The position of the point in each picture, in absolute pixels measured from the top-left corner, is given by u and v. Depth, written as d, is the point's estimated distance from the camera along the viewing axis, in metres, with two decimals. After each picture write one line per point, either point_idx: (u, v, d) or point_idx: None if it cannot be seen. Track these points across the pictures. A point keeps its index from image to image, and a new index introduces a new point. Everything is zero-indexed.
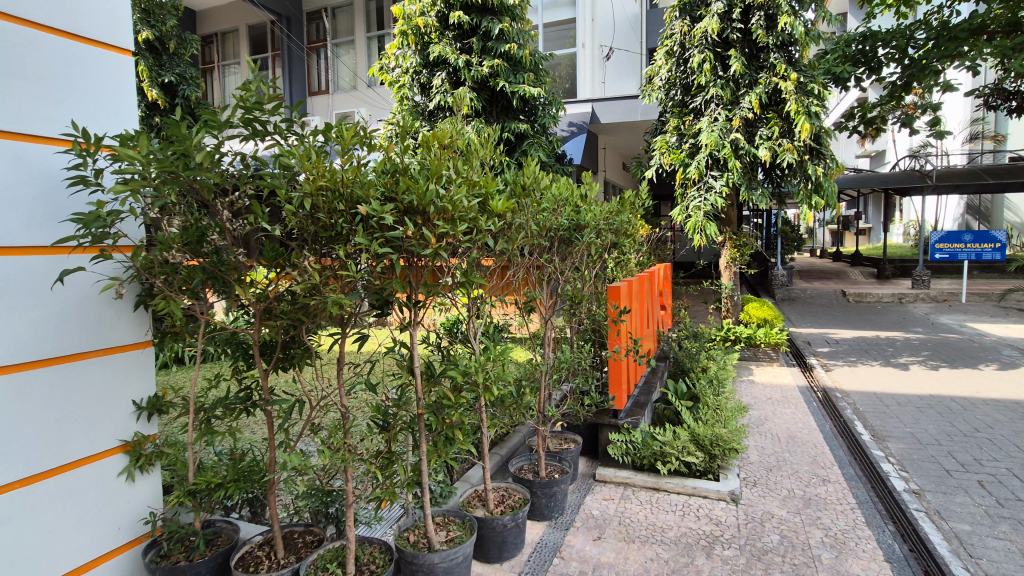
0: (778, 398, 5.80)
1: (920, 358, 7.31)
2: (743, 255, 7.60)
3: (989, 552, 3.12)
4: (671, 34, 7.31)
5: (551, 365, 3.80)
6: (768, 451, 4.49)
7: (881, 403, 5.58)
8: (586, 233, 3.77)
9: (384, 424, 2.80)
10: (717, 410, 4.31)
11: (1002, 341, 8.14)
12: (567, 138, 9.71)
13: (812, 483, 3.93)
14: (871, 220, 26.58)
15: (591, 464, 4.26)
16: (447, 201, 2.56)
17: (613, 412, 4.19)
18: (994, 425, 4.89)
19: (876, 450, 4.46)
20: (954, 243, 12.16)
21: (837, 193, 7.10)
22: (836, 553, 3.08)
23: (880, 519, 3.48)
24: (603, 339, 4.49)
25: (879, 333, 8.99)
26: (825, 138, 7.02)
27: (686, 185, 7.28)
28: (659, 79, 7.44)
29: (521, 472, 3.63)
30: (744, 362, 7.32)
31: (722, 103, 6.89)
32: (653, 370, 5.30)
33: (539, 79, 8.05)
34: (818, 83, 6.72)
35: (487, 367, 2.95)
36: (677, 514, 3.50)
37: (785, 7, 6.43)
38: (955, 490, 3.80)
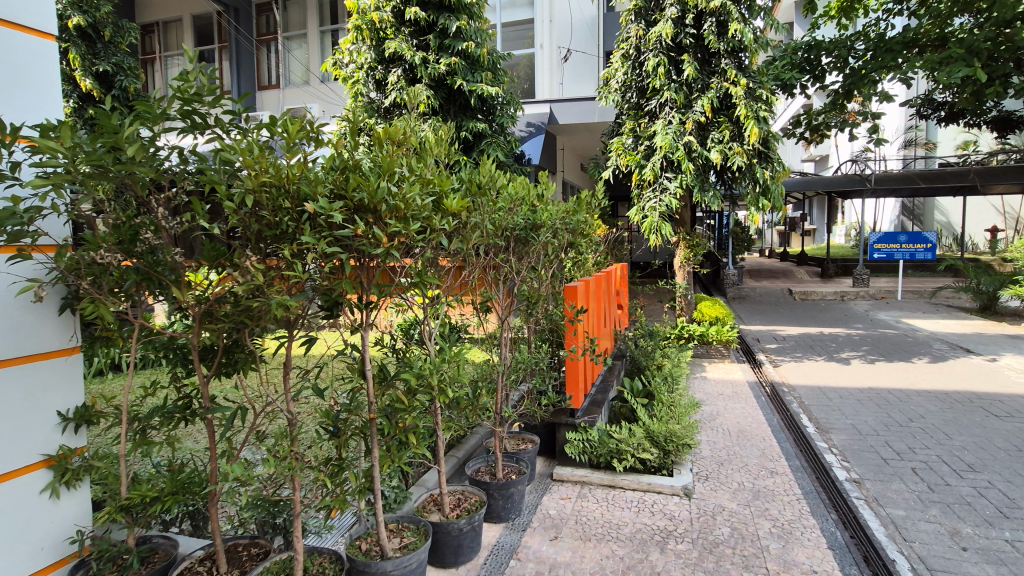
0: (729, 394, 5.98)
1: (860, 353, 7.70)
2: (696, 255, 7.80)
3: (922, 535, 3.30)
4: (626, 37, 7.42)
5: (509, 364, 3.78)
6: (720, 445, 4.61)
7: (825, 396, 5.83)
8: (543, 233, 3.75)
9: (334, 430, 2.70)
10: (672, 407, 4.41)
11: (934, 336, 8.68)
12: (526, 138, 9.73)
13: (761, 475, 4.06)
14: (816, 222, 27.88)
15: (549, 464, 4.25)
16: (400, 199, 2.52)
17: (570, 411, 4.20)
18: (926, 415, 5.19)
19: (820, 442, 4.65)
20: (891, 243, 12.84)
21: (783, 196, 7.37)
22: (783, 542, 3.18)
23: (823, 508, 3.64)
24: (561, 339, 4.50)
25: (824, 330, 9.42)
26: (773, 142, 7.28)
27: (643, 186, 7.39)
28: (616, 82, 7.55)
29: (478, 474, 3.58)
30: (698, 359, 7.52)
31: (676, 106, 7.04)
32: (610, 368, 5.35)
33: (497, 79, 8.03)
34: (766, 89, 6.98)
35: (443, 369, 2.91)
36: (633, 511, 3.54)
37: (735, 14, 6.64)
38: (891, 478, 4.01)
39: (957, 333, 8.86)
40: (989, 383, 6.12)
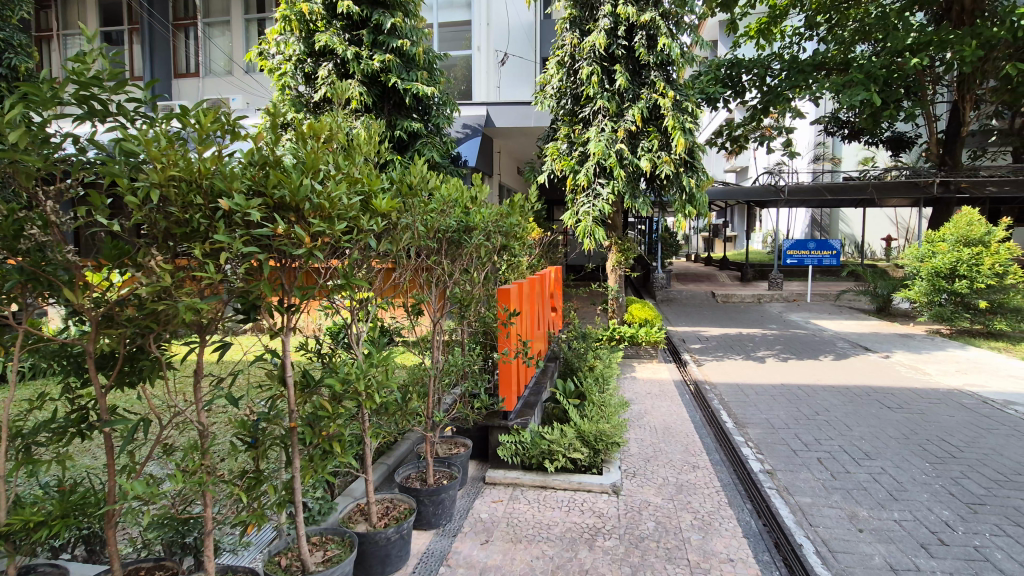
0: (657, 393, 6.22)
1: (774, 352, 8.26)
2: (627, 259, 8.06)
3: (825, 519, 3.57)
4: (562, 45, 7.58)
5: (440, 368, 3.72)
6: (647, 442, 4.78)
7: (743, 393, 6.19)
8: (476, 235, 3.72)
9: (251, 440, 2.55)
10: (602, 407, 4.53)
11: (838, 335, 9.46)
12: (462, 140, 9.70)
13: (684, 469, 4.25)
14: (737, 229, 29.65)
15: (481, 468, 4.23)
16: (324, 197, 2.42)
17: (503, 413, 4.20)
18: (830, 408, 5.63)
19: (738, 437, 4.93)
20: (801, 250, 13.87)
21: (708, 203, 7.73)
22: (703, 534, 3.34)
23: (740, 500, 3.85)
24: (494, 341, 4.49)
25: (743, 330, 10.02)
26: (698, 153, 7.65)
27: (577, 191, 7.54)
28: (552, 88, 7.69)
29: (408, 481, 3.51)
30: (628, 360, 7.75)
31: (609, 114, 7.25)
32: (543, 370, 5.41)
33: (433, 79, 7.93)
34: (691, 102, 7.34)
35: (370, 374, 2.81)
36: (563, 510, 3.59)
37: (664, 29, 6.93)
38: (799, 467, 4.32)
39: (857, 332, 9.74)
40: (882, 378, 6.75)
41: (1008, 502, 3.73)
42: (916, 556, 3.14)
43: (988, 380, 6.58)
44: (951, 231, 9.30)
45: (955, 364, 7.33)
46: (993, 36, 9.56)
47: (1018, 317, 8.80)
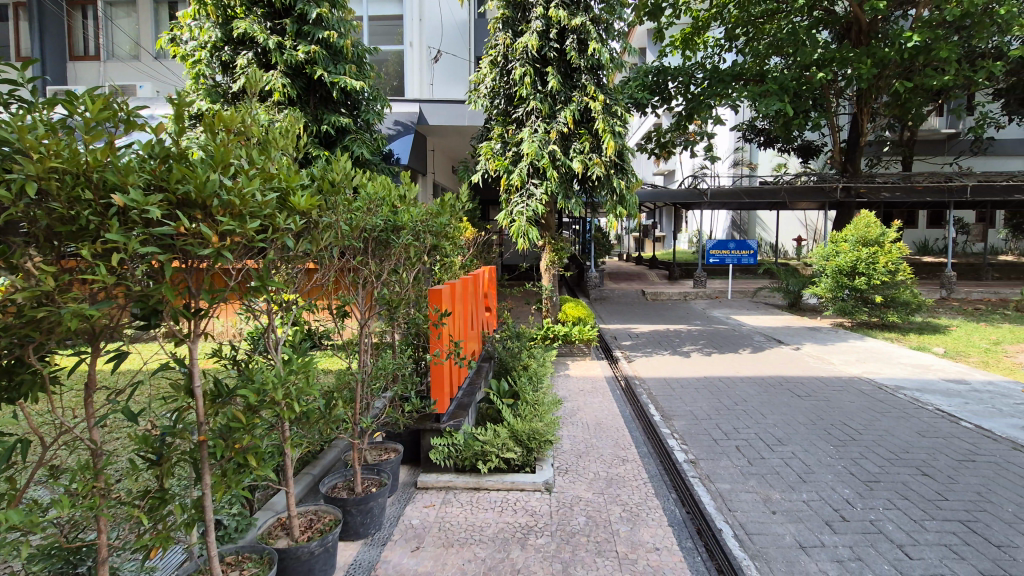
0: (589, 389, 6.37)
1: (698, 346, 8.69)
2: (561, 259, 8.19)
3: (742, 504, 3.77)
4: (495, 45, 7.58)
5: (368, 372, 3.60)
6: (579, 438, 4.87)
7: (669, 387, 6.45)
8: (404, 235, 3.61)
9: (155, 457, 2.34)
10: (536, 406, 4.57)
11: (755, 330, 10.10)
12: (394, 137, 9.53)
13: (614, 463, 4.36)
14: (665, 230, 30.99)
15: (413, 473, 4.13)
16: (235, 194, 2.26)
17: (435, 416, 4.12)
18: (748, 398, 5.98)
19: (664, 429, 5.13)
20: (723, 249, 14.67)
21: (637, 204, 7.96)
22: (631, 525, 3.44)
23: (665, 490, 4.00)
24: (425, 343, 4.40)
25: (670, 327, 10.47)
26: (627, 155, 7.87)
27: (511, 191, 7.56)
28: (485, 87, 7.67)
29: (334, 491, 3.38)
30: (562, 358, 7.88)
31: (542, 115, 7.33)
32: (477, 370, 5.38)
33: (362, 73, 7.68)
34: (620, 106, 7.57)
35: (289, 381, 2.66)
36: (496, 511, 3.58)
37: (594, 34, 7.09)
38: (719, 455, 4.55)
39: (772, 326, 10.44)
40: (794, 368, 7.26)
41: (898, 478, 4.11)
42: (821, 533, 3.39)
43: (883, 367, 7.24)
44: (852, 233, 10.15)
45: (855, 354, 8.02)
46: (885, 56, 10.55)
47: (907, 309, 9.76)
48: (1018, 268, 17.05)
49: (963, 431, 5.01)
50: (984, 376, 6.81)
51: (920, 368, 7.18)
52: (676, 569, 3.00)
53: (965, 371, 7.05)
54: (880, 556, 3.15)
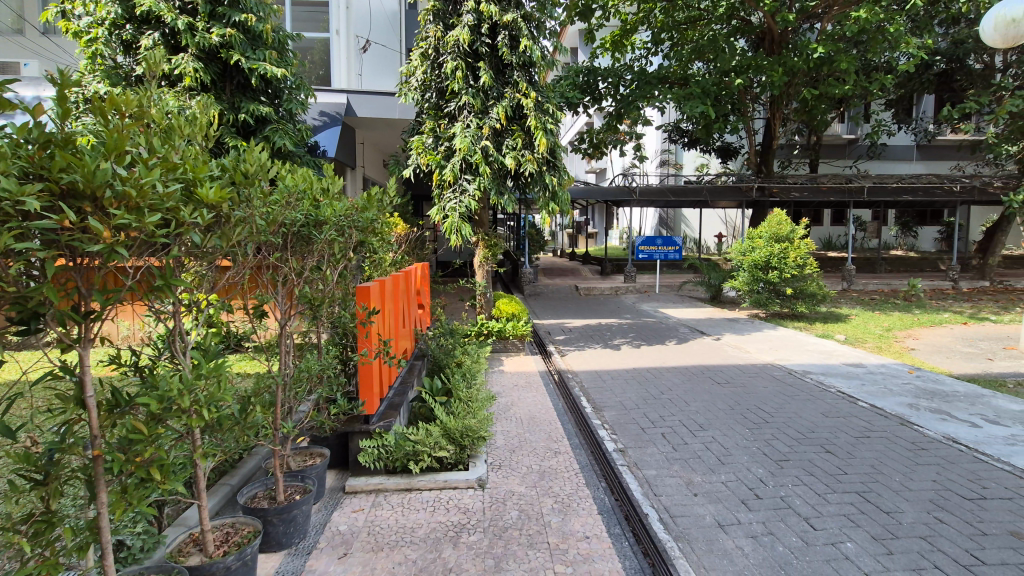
0: (523, 384, 6.42)
1: (628, 339, 8.99)
2: (494, 255, 8.17)
3: (667, 488, 3.94)
4: (426, 37, 7.45)
5: (290, 374, 3.42)
6: (512, 434, 4.89)
7: (600, 379, 6.63)
8: (327, 230, 3.42)
9: (40, 477, 2.09)
10: (469, 403, 4.54)
11: (681, 322, 10.60)
12: (319, 129, 9.21)
13: (547, 456, 4.43)
14: (598, 226, 31.84)
15: (341, 477, 3.99)
16: (131, 184, 2.05)
17: (364, 417, 3.98)
18: (673, 387, 6.26)
19: (595, 420, 5.26)
20: (651, 245, 15.23)
21: (569, 201, 8.05)
22: (562, 516, 3.50)
23: (595, 480, 4.11)
24: (351, 344, 4.23)
25: (601, 321, 10.77)
26: (559, 153, 7.94)
27: (443, 186, 7.47)
28: (415, 80, 7.51)
29: (253, 502, 3.21)
30: (496, 354, 7.89)
31: (474, 111, 7.27)
32: (409, 368, 5.27)
33: (284, 60, 7.26)
34: (551, 104, 7.65)
35: (197, 388, 2.46)
36: (427, 511, 3.53)
37: (525, 31, 7.10)
38: (647, 443, 4.73)
39: (695, 318, 11.00)
40: (716, 358, 7.66)
41: (805, 456, 4.45)
42: (738, 511, 3.61)
43: (793, 355, 7.81)
44: (766, 230, 10.84)
45: (770, 343, 8.60)
46: (794, 65, 11.34)
47: (813, 300, 10.58)
48: (907, 261, 18.94)
49: (860, 411, 5.51)
50: (878, 360, 7.51)
51: (825, 355, 7.80)
52: (604, 556, 3.09)
53: (862, 356, 7.74)
54: (788, 529, 3.40)
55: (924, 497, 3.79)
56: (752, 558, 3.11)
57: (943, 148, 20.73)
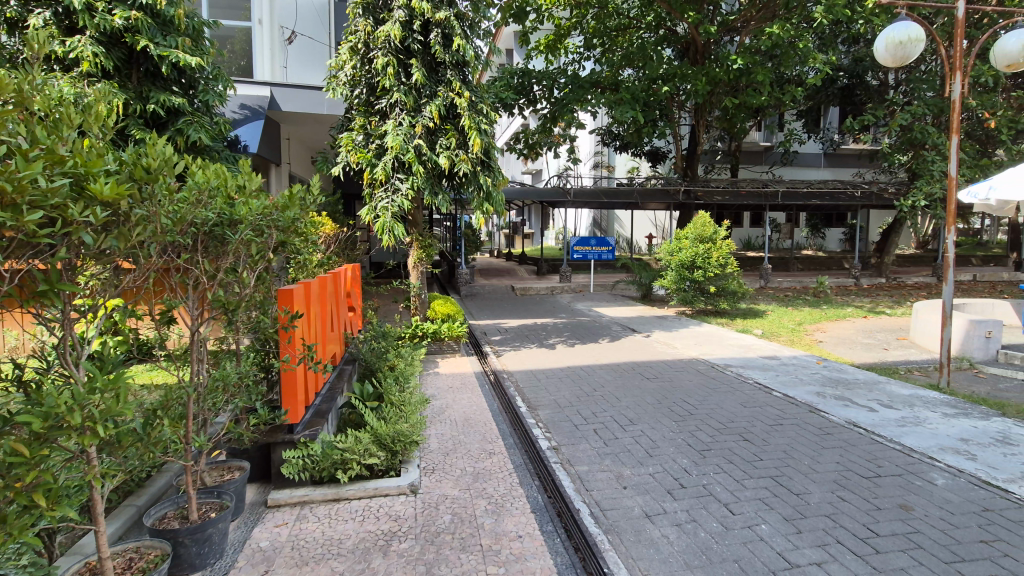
0: (458, 386, 6.38)
1: (563, 338, 9.16)
2: (429, 256, 8.06)
3: (598, 483, 4.04)
4: (355, 31, 7.23)
5: (204, 384, 3.22)
6: (446, 436, 4.85)
7: (535, 379, 6.70)
8: (242, 230, 3.17)
9: None
10: (401, 407, 4.44)
11: (613, 320, 10.92)
12: (239, 122, 8.67)
13: (482, 457, 4.41)
14: (533, 226, 32.20)
15: (263, 491, 3.80)
16: (7, 177, 1.84)
17: (287, 427, 3.80)
18: (605, 384, 6.42)
19: (529, 419, 5.31)
20: (585, 245, 15.56)
21: (504, 201, 8.04)
22: (495, 517, 3.49)
23: (529, 479, 4.14)
24: (272, 351, 4.01)
25: (536, 320, 10.91)
26: (494, 154, 7.92)
27: (374, 185, 7.29)
28: (344, 74, 7.26)
29: (162, 523, 2.98)
30: (431, 356, 7.78)
31: (406, 109, 7.13)
32: (338, 374, 5.08)
33: (199, 48, 6.77)
34: (485, 104, 7.63)
35: (91, 402, 2.24)
36: (356, 521, 3.41)
37: (458, 29, 7.04)
38: (579, 439, 4.83)
39: (627, 316, 11.38)
40: (646, 354, 7.95)
41: (726, 445, 4.70)
42: (663, 501, 3.76)
43: (716, 349, 8.24)
44: (691, 231, 11.38)
45: (695, 339, 9.04)
46: (716, 75, 12.00)
47: (734, 298, 11.24)
48: (816, 260, 20.53)
49: (774, 400, 5.89)
50: (790, 352, 8.08)
51: (744, 348, 8.29)
52: (537, 553, 3.11)
53: (777, 349, 8.29)
54: (710, 516, 3.57)
55: (829, 478, 4.12)
56: (677, 545, 3.25)
57: (846, 157, 22.66)
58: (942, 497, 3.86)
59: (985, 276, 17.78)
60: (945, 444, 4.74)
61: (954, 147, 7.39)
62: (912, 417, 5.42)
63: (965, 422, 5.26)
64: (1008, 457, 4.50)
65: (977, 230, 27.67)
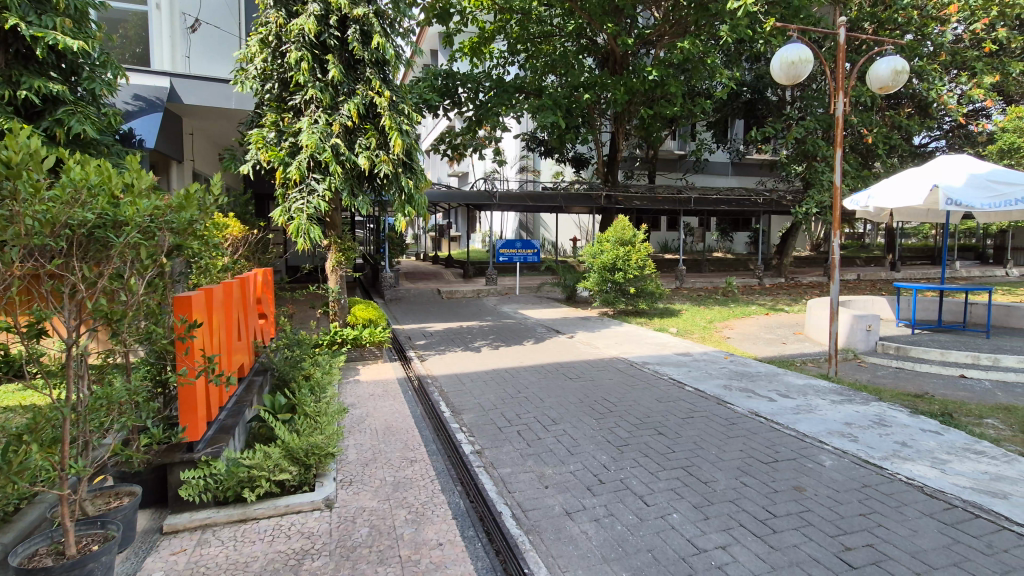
0: (379, 393, 6.20)
1: (488, 341, 9.17)
2: (348, 260, 7.77)
3: (520, 484, 4.07)
4: (265, 22, 6.87)
5: (84, 403, 2.89)
6: (365, 446, 4.69)
7: (460, 382, 6.64)
8: (127, 232, 2.85)
9: None
10: (316, 418, 4.25)
11: (538, 322, 11.10)
12: (132, 114, 7.95)
13: (403, 466, 4.31)
14: (460, 229, 32.08)
15: (158, 516, 3.49)
16: None
17: (186, 445, 3.51)
18: (529, 386, 6.49)
19: (453, 424, 5.26)
20: (511, 248, 15.68)
21: (427, 204, 7.90)
22: (415, 526, 3.42)
23: (451, 485, 4.10)
24: (167, 365, 3.68)
25: (462, 324, 10.84)
26: (416, 155, 7.77)
27: (288, 185, 6.94)
28: (253, 67, 6.86)
29: (31, 561, 2.64)
30: (352, 363, 7.49)
31: (322, 106, 6.85)
32: (247, 385, 4.77)
33: (83, 31, 6.09)
34: (407, 104, 7.46)
35: None
36: (265, 541, 3.21)
37: (377, 27, 6.85)
38: (502, 442, 4.85)
39: (551, 318, 11.60)
40: (569, 355, 8.14)
41: (642, 439, 4.92)
42: (583, 497, 3.85)
43: (635, 348, 8.61)
44: (612, 234, 11.81)
45: (616, 338, 9.37)
46: (634, 85, 12.53)
47: (652, 298, 11.78)
48: (725, 262, 21.98)
49: (686, 395, 6.23)
50: (701, 349, 8.59)
51: (660, 346, 8.72)
52: (457, 560, 3.08)
53: (690, 346, 8.79)
54: (626, 509, 3.71)
55: (734, 465, 4.41)
56: (595, 540, 3.34)
57: (750, 166, 24.53)
58: (829, 477, 4.26)
59: (866, 276, 19.87)
60: (832, 428, 5.24)
61: (840, 161, 8.13)
62: (805, 404, 5.93)
63: (849, 407, 5.84)
64: (883, 437, 5.04)
65: (860, 234, 30.96)
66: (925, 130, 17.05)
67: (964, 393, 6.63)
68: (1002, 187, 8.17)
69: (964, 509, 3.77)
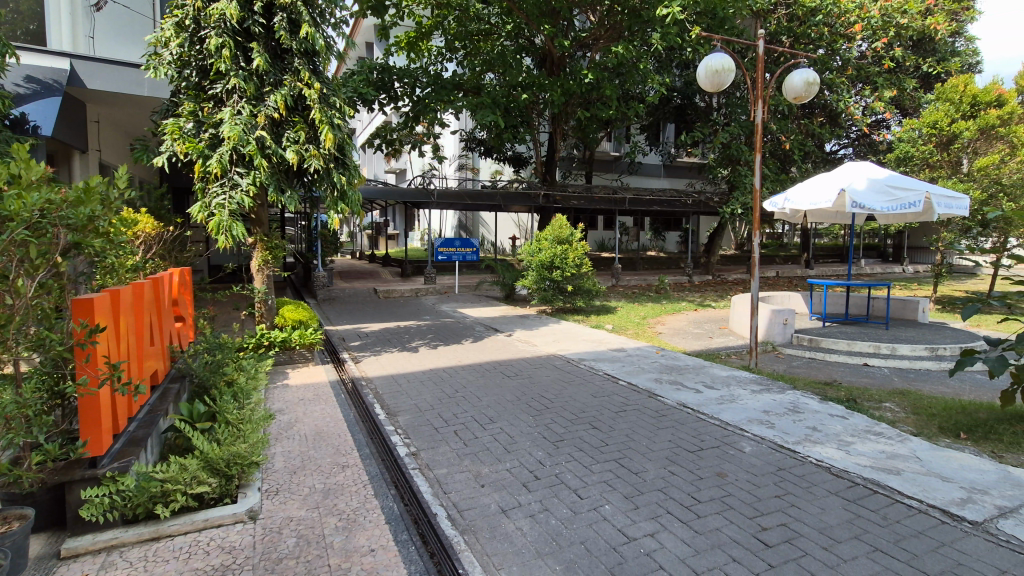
0: (310, 397, 5.96)
1: (426, 341, 9.05)
2: (276, 258, 7.41)
3: (456, 484, 4.05)
4: (181, 5, 6.43)
5: None
6: (294, 453, 4.50)
7: (395, 384, 6.52)
8: (11, 229, 2.59)
9: None
10: (239, 426, 4.03)
11: (477, 321, 11.09)
12: (24, 99, 7.25)
13: (334, 472, 4.17)
14: (398, 227, 31.51)
15: (55, 541, 3.18)
16: None
17: (89, 461, 3.22)
18: (466, 385, 6.46)
19: (388, 426, 5.16)
20: (450, 247, 15.54)
21: (360, 201, 7.67)
22: (346, 533, 3.32)
23: (384, 490, 4.02)
24: (66, 373, 3.37)
25: (399, 324, 10.65)
26: (349, 151, 7.51)
27: (208, 179, 6.53)
28: (168, 53, 6.42)
29: None
30: (280, 367, 7.16)
31: (246, 96, 6.50)
32: (161, 393, 4.45)
33: None
34: (339, 98, 7.18)
35: None
36: (180, 559, 3.01)
37: (306, 16, 6.55)
38: (439, 442, 4.80)
39: (491, 316, 11.62)
40: (507, 353, 8.18)
41: (577, 434, 5.02)
42: (518, 494, 3.89)
43: (571, 345, 8.79)
44: (550, 234, 11.98)
45: (553, 336, 9.53)
46: (571, 87, 12.75)
47: (589, 296, 12.08)
48: (658, 261, 22.88)
49: (619, 389, 6.43)
50: (635, 344, 8.90)
51: (596, 343, 8.94)
52: (389, 565, 3.02)
53: (624, 342, 9.08)
54: (561, 503, 3.78)
55: (662, 455, 4.60)
56: (530, 536, 3.38)
57: (680, 168, 25.68)
58: (748, 462, 4.53)
59: (784, 274, 21.32)
60: (752, 416, 5.57)
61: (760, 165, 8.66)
62: (728, 395, 6.28)
63: (767, 396, 6.24)
64: (796, 423, 5.43)
65: (779, 234, 33.13)
66: (835, 138, 18.51)
67: (866, 380, 7.26)
68: (899, 191, 8.97)
69: (864, 486, 4.13)
